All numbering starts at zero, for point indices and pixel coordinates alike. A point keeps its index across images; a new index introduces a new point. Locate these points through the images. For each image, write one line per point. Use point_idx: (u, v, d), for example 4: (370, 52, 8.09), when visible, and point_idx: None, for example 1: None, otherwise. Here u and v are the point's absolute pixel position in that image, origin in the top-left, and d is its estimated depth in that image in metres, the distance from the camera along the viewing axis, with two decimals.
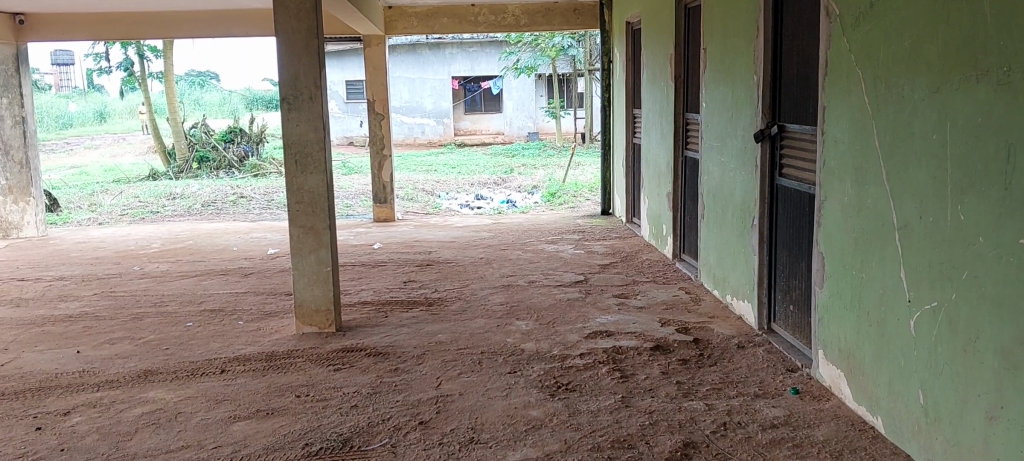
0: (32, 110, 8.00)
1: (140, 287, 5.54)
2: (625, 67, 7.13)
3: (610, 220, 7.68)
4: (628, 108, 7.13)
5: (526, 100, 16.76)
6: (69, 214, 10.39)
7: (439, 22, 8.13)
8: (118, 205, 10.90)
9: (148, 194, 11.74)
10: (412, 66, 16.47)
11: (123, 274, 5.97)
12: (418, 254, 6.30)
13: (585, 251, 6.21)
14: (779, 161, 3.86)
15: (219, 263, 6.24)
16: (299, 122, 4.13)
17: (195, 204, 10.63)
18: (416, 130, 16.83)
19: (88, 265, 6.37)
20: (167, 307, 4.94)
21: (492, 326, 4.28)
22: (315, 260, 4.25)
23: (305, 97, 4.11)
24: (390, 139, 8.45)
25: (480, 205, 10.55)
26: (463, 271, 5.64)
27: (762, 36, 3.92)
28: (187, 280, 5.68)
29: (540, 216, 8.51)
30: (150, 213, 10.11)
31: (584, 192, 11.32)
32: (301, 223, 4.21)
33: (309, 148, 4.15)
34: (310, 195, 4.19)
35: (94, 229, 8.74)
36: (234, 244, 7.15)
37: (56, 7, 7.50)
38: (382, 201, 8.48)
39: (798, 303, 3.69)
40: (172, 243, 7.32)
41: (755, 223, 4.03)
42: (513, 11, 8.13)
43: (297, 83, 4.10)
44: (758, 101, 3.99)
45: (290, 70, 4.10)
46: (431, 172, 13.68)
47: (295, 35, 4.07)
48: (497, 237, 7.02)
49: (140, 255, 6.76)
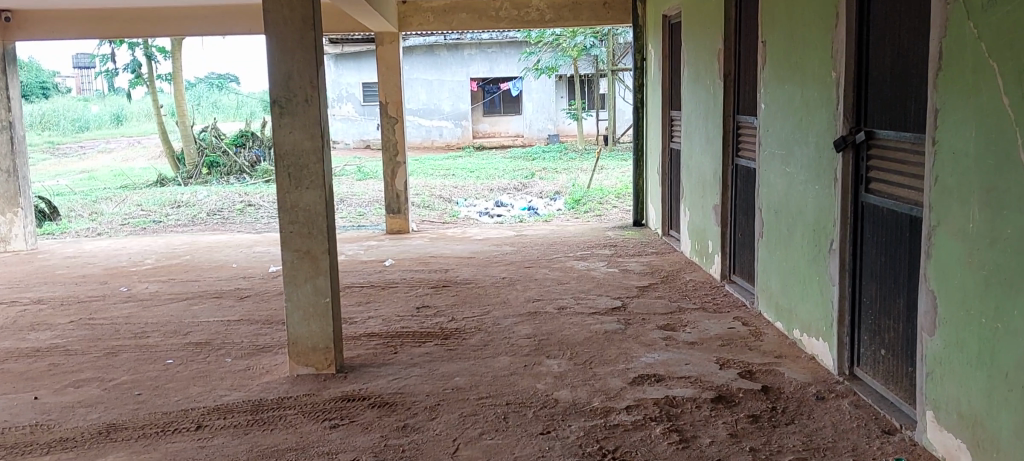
0: (20, 114, 7.46)
1: (122, 313, 4.93)
2: (660, 65, 6.47)
3: (643, 232, 7.03)
4: (665, 110, 6.48)
5: (546, 101, 16.11)
6: (68, 224, 9.85)
7: (456, 18, 7.53)
8: (120, 214, 10.37)
9: (152, 202, 11.20)
10: (429, 67, 15.84)
11: (107, 296, 5.36)
12: (434, 273, 5.66)
13: (620, 269, 5.55)
14: (866, 174, 3.21)
15: (213, 283, 5.63)
16: (293, 128, 3.52)
17: (199, 213, 10.08)
18: (433, 134, 16.20)
19: (71, 285, 5.77)
20: (147, 339, 4.34)
21: (518, 367, 3.63)
22: (313, 289, 3.63)
23: (301, 99, 3.50)
24: (404, 144, 7.82)
25: (501, 213, 9.92)
26: (484, 294, 5.01)
27: (843, 25, 3.27)
28: (175, 305, 5.07)
29: (565, 226, 7.86)
30: (152, 223, 9.57)
31: (610, 198, 10.67)
32: (295, 247, 3.59)
33: (305, 160, 3.54)
34: (307, 215, 3.57)
35: (90, 241, 8.16)
36: (233, 260, 6.55)
37: (46, 3, 6.98)
38: (395, 211, 7.87)
39: (894, 347, 3.05)
40: (168, 259, 6.74)
41: (836, 248, 3.40)
42: (537, 5, 7.48)
43: (290, 84, 3.49)
44: (838, 102, 3.34)
45: (282, 67, 3.48)
46: (448, 177, 13.07)
47: (288, 27, 3.46)
48: (521, 252, 6.38)
49: (131, 272, 6.16)
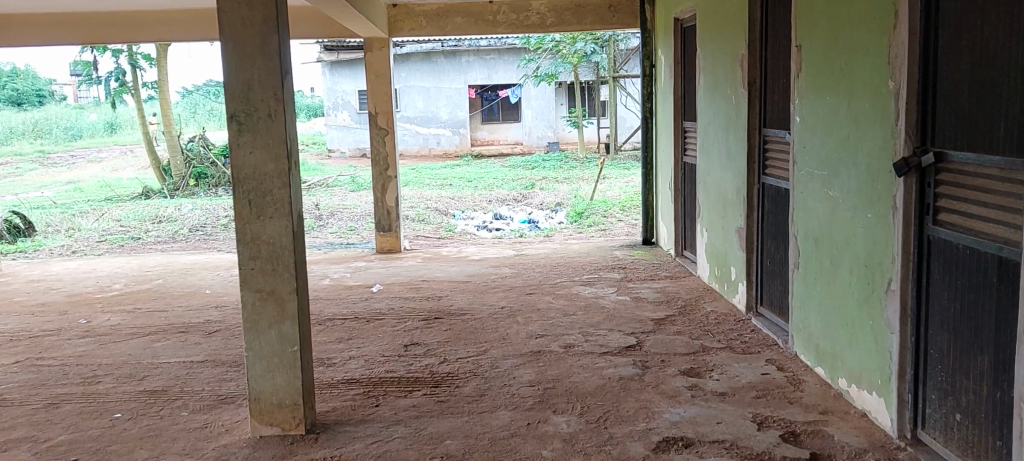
0: None
1: (75, 351, 4.38)
2: (672, 71, 5.95)
3: (653, 252, 6.51)
4: (678, 121, 5.96)
5: (546, 109, 15.59)
6: (42, 240, 9.33)
7: (451, 22, 7.00)
8: (97, 230, 9.84)
9: (133, 217, 10.65)
10: (427, 74, 15.33)
11: (63, 330, 4.81)
12: (426, 302, 5.12)
13: (632, 297, 5.01)
14: (933, 203, 2.68)
15: (181, 315, 5.08)
16: (254, 147, 2.99)
17: (181, 229, 9.57)
18: (431, 142, 15.68)
19: (27, 316, 5.23)
20: (97, 385, 3.79)
21: (521, 426, 3.10)
22: (278, 336, 3.10)
23: (263, 113, 2.97)
24: (395, 157, 7.30)
25: (499, 227, 9.41)
26: (481, 328, 4.47)
27: (904, 26, 2.75)
28: (137, 341, 4.53)
29: (568, 244, 7.34)
30: (131, 240, 9.05)
31: (614, 211, 10.15)
32: (257, 287, 3.07)
33: (268, 185, 3.01)
34: (270, 249, 3.04)
35: (59, 262, 7.61)
36: (208, 285, 6.01)
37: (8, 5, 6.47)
38: (385, 228, 7.35)
39: (973, 412, 2.52)
40: (138, 283, 6.20)
41: (895, 288, 2.88)
42: (538, 8, 6.97)
43: (250, 95, 2.96)
44: (898, 117, 2.82)
45: (240, 76, 2.95)
46: (447, 187, 12.55)
47: (247, 29, 2.93)
48: (522, 275, 5.84)
49: (95, 300, 5.61)
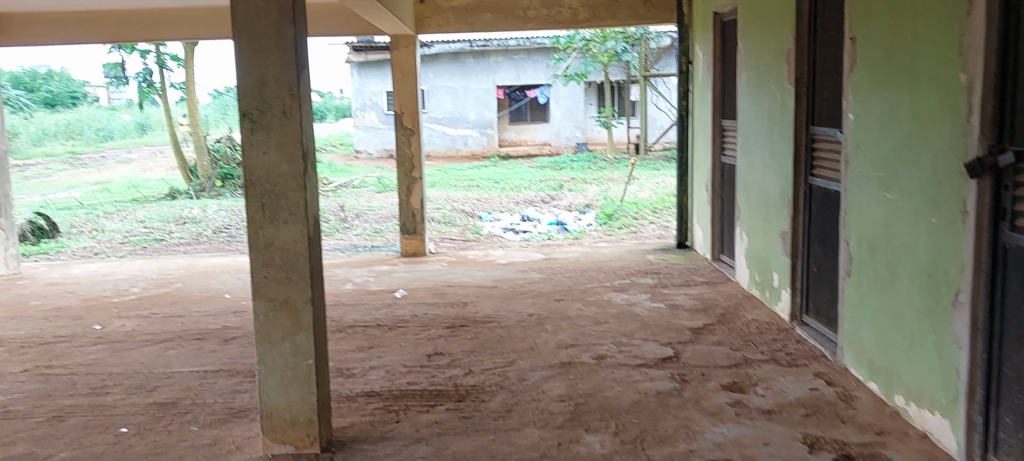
0: None
1: (87, 359, 4.21)
2: (710, 67, 5.69)
3: (688, 256, 6.25)
4: (716, 119, 5.70)
5: (574, 108, 15.34)
6: (65, 241, 9.26)
7: (479, 18, 6.79)
8: (120, 232, 9.75)
9: (157, 218, 10.57)
10: (455, 75, 15.15)
11: (75, 337, 4.66)
12: (450, 308, 4.90)
13: (667, 305, 4.76)
14: (1009, 207, 2.42)
15: (197, 321, 4.91)
16: (268, 148, 2.78)
17: (204, 231, 9.46)
18: (458, 143, 15.49)
19: (41, 321, 5.09)
20: (106, 395, 3.62)
21: (551, 446, 2.87)
22: (292, 348, 2.89)
23: (278, 111, 2.76)
24: (421, 158, 7.09)
25: (527, 229, 9.18)
26: (508, 337, 4.25)
27: (977, 10, 2.48)
28: (151, 348, 4.36)
29: (599, 247, 7.09)
30: (153, 241, 8.95)
31: (646, 213, 9.88)
32: (270, 296, 2.87)
33: (283, 187, 2.80)
34: (284, 256, 2.84)
35: (79, 264, 7.49)
36: (228, 289, 5.84)
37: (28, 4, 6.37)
38: (410, 231, 7.15)
39: None
40: (157, 287, 6.05)
41: (963, 300, 2.62)
42: (570, 4, 6.73)
43: (265, 91, 2.76)
44: (970, 112, 2.55)
45: (254, 71, 2.75)
46: (473, 188, 12.35)
47: (261, 21, 2.72)
48: (551, 280, 5.61)
49: (113, 304, 5.47)
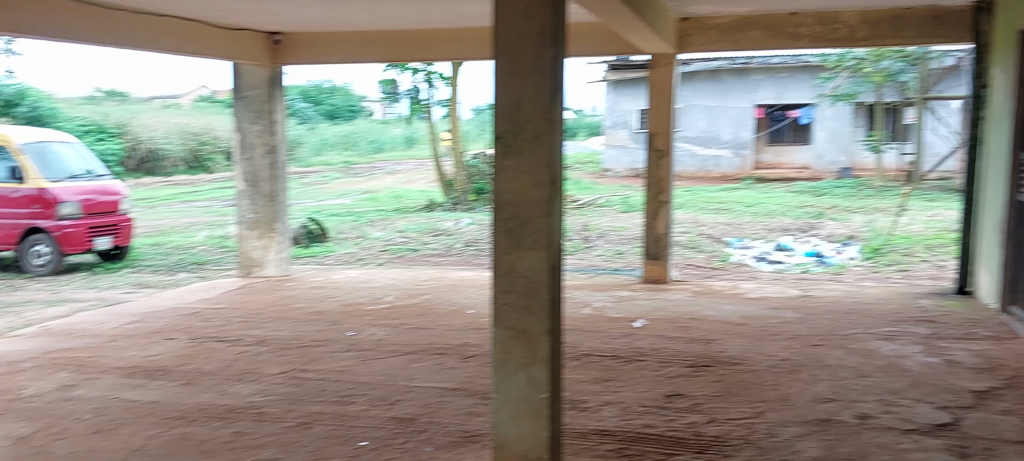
0: (285, 139, 7.71)
1: (337, 365, 4.41)
2: (1012, 91, 4.97)
3: (971, 304, 5.50)
4: (1015, 150, 4.96)
5: (840, 131, 14.16)
6: (332, 246, 10.00)
7: (746, 36, 6.43)
8: (381, 240, 10.36)
9: (414, 228, 11.15)
10: (711, 93, 14.71)
11: (330, 342, 4.91)
12: (692, 344, 4.62)
13: (946, 361, 4.17)
14: None
15: (441, 335, 5.00)
16: (518, 172, 2.69)
17: (456, 243, 9.82)
18: (709, 163, 15.03)
19: (303, 323, 5.44)
20: (350, 405, 3.74)
21: None
22: (527, 380, 2.79)
23: (530, 134, 2.67)
24: (671, 181, 6.84)
25: (780, 259, 8.61)
26: (756, 383, 3.91)
27: None
28: (395, 360, 4.49)
29: (863, 286, 6.45)
30: (409, 251, 9.41)
31: (918, 249, 8.93)
32: (508, 325, 2.79)
33: (529, 213, 2.70)
34: (526, 283, 2.74)
35: (342, 269, 8.02)
36: (472, 305, 5.94)
37: (312, 26, 6.88)
38: (654, 257, 6.94)
39: None
40: (407, 297, 6.29)
41: None
42: (848, 21, 6.21)
43: (519, 114, 2.68)
44: None
45: (510, 93, 2.67)
46: (723, 212, 11.87)
47: (521, 43, 2.64)
48: (805, 321, 5.15)
49: (366, 312, 5.74)
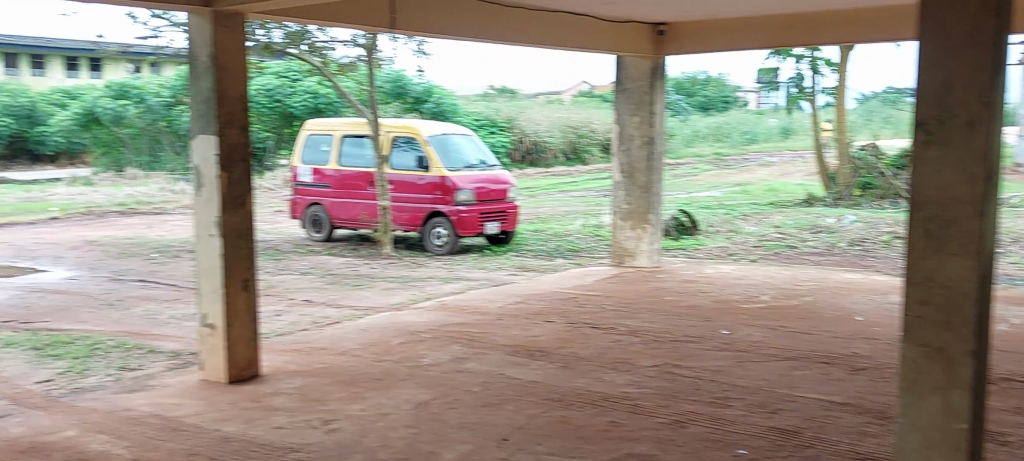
0: (663, 130, 7.68)
1: (712, 364, 4.24)
2: None
3: None
4: None
5: None
6: (703, 239, 9.82)
7: None
8: (755, 235, 9.99)
9: (791, 223, 10.60)
10: None
11: (704, 339, 4.76)
12: None
13: None
14: None
15: (826, 342, 4.61)
16: (944, 165, 2.32)
17: (839, 242, 9.15)
18: None
19: (677, 317, 5.35)
20: (726, 408, 3.56)
21: None
22: (942, 407, 2.41)
23: (961, 121, 2.28)
24: None
25: None
26: None
27: None
28: (774, 364, 4.21)
29: None
30: (786, 248, 8.93)
31: None
32: (922, 342, 2.42)
33: (956, 214, 2.31)
34: (947, 296, 2.35)
35: (714, 264, 7.85)
36: (860, 310, 5.42)
37: (692, 15, 6.70)
38: None
39: None
40: (786, 297, 5.92)
41: None
42: None
43: (949, 96, 2.29)
44: None
45: (938, 74, 2.30)
46: None
47: (957, 14, 2.25)
48: None
49: (742, 310, 5.49)
